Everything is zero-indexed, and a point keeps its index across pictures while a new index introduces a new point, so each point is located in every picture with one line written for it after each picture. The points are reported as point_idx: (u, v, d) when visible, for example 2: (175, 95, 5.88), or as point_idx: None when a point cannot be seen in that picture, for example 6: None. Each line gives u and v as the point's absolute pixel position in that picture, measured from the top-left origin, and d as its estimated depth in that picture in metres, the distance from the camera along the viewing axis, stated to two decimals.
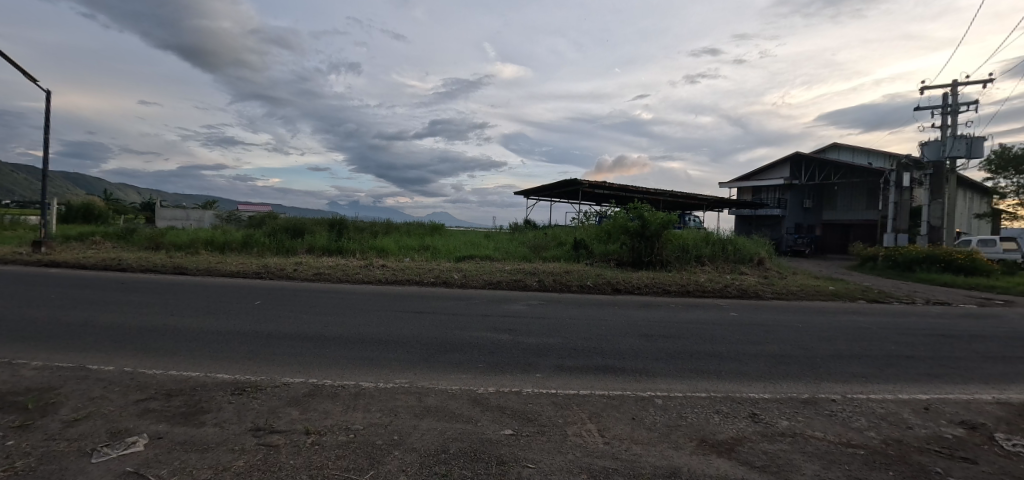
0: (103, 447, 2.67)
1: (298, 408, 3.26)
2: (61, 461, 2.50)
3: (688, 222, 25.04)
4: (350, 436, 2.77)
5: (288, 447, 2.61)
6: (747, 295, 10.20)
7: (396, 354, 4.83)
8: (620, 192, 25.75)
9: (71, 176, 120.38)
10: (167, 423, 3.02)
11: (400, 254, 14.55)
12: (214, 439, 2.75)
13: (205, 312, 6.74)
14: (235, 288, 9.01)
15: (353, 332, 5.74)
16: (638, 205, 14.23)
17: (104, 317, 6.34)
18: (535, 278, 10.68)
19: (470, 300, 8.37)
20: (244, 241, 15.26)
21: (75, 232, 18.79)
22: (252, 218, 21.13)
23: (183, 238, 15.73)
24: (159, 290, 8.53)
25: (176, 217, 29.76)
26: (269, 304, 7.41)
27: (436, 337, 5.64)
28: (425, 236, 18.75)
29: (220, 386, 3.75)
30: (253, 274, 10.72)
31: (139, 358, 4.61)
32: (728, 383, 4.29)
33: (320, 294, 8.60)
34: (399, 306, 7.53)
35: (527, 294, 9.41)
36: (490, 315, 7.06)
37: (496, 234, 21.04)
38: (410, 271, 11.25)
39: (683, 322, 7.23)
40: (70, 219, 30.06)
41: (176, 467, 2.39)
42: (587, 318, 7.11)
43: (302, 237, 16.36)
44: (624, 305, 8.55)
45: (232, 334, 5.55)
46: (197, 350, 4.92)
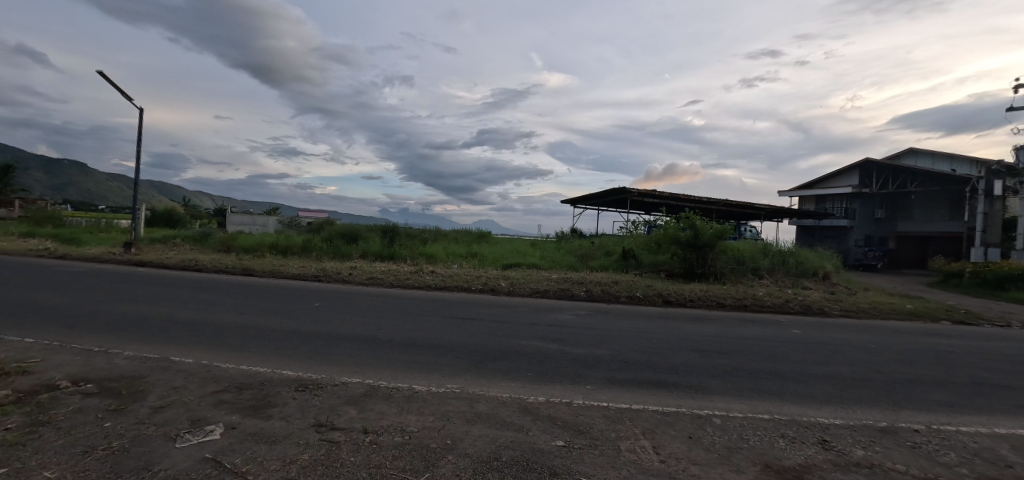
0: (185, 433, 2.91)
1: (356, 407, 3.39)
2: (150, 443, 2.75)
3: (744, 232, 23.84)
4: (405, 437, 2.85)
5: (348, 444, 2.72)
6: (811, 311, 9.53)
7: (447, 359, 4.92)
8: (670, 201, 25.00)
9: (156, 185, 133.42)
10: (240, 414, 3.25)
11: (448, 261, 14.87)
12: (281, 432, 2.92)
13: (270, 312, 7.22)
14: (297, 290, 9.59)
15: (405, 336, 5.92)
16: (690, 214, 13.71)
17: (182, 314, 6.92)
18: (582, 288, 10.57)
19: (518, 308, 8.38)
20: (303, 246, 16.17)
21: (158, 235, 20.72)
22: (311, 223, 22.39)
23: (251, 242, 16.92)
24: (230, 290, 9.21)
25: (243, 223, 31.94)
26: (327, 306, 7.82)
27: (484, 344, 5.69)
28: (472, 243, 19.04)
29: (285, 381, 3.99)
30: (312, 277, 11.38)
31: (213, 352, 5.00)
32: (791, 405, 4.02)
33: (374, 298, 8.95)
34: (448, 312, 7.69)
35: (574, 304, 9.28)
36: (537, 324, 7.02)
37: (542, 242, 21.03)
38: (458, 278, 11.48)
39: (739, 337, 6.87)
40: (152, 223, 33.23)
41: (248, 456, 2.56)
42: (636, 330, 6.94)
43: (356, 243, 17.14)
44: (674, 317, 8.23)
45: (294, 333, 5.91)
46: (262, 347, 5.26)
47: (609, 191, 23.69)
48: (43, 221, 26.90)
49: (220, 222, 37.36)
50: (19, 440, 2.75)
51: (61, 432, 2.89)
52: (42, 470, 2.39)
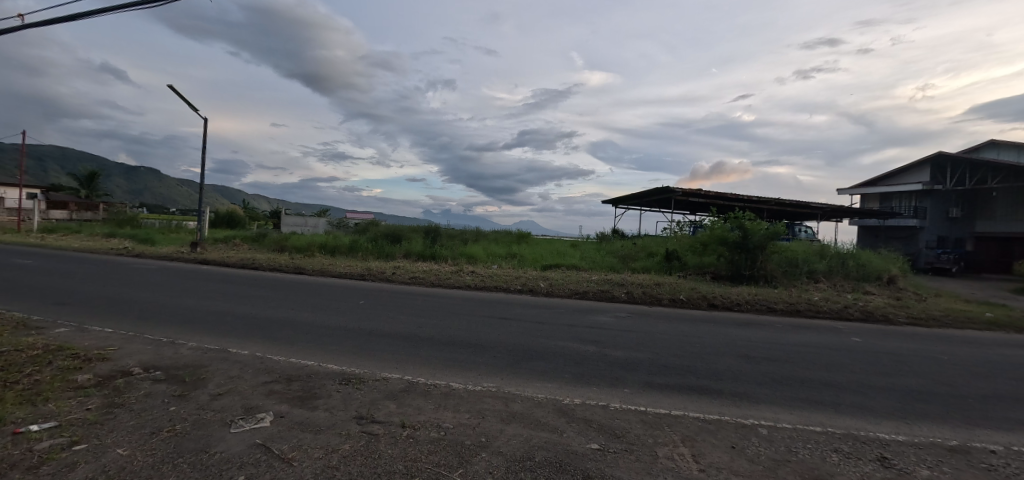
0: (239, 419, 3.12)
1: (395, 402, 3.50)
2: (208, 428, 2.97)
3: (798, 233, 22.48)
4: (440, 433, 2.91)
5: (386, 437, 2.81)
6: (873, 318, 8.84)
7: (484, 358, 4.98)
8: (717, 200, 24.01)
9: (220, 189, 143.69)
10: (289, 404, 3.44)
11: (488, 261, 15.03)
12: (325, 423, 3.06)
13: (318, 309, 7.59)
14: (343, 288, 10.03)
15: (444, 334, 6.04)
16: (738, 214, 13.11)
17: (240, 309, 7.42)
18: (622, 289, 10.37)
19: (556, 309, 8.33)
20: (350, 246, 16.86)
21: (220, 236, 22.29)
22: (358, 224, 23.32)
23: (303, 242, 17.85)
24: (283, 287, 9.77)
25: (297, 224, 33.76)
26: (371, 304, 8.12)
27: (522, 344, 5.70)
28: (512, 244, 19.12)
29: (330, 375, 4.18)
30: (358, 276, 11.85)
31: (266, 345, 5.32)
32: (847, 418, 3.75)
33: (416, 296, 9.20)
34: (486, 312, 7.77)
35: (614, 306, 9.11)
36: (576, 325, 6.95)
37: (582, 243, 20.78)
38: (498, 278, 11.57)
39: (791, 344, 6.49)
40: (216, 224, 35.79)
41: (294, 444, 2.71)
42: (679, 334, 6.71)
43: (399, 243, 17.67)
44: (720, 322, 7.89)
45: (340, 329, 6.18)
46: (310, 342, 5.54)
47: (652, 191, 23.09)
48: (124, 223, 29.72)
49: (276, 224, 39.69)
50: (98, 420, 3.05)
51: (133, 413, 3.19)
52: (116, 448, 2.64)
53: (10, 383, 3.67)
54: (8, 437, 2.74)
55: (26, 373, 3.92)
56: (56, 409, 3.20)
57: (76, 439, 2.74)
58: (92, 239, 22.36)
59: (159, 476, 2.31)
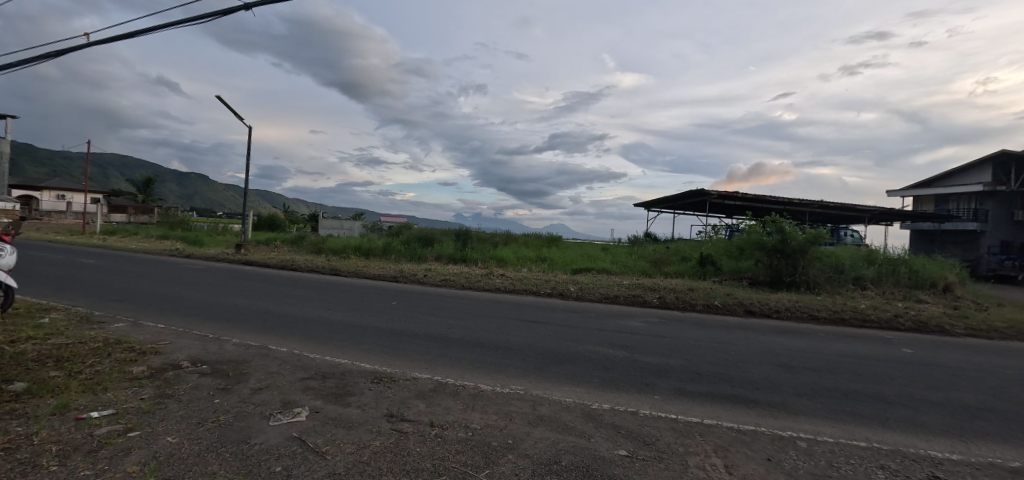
0: (278, 413, 3.26)
1: (425, 401, 3.57)
2: (249, 420, 3.12)
3: (844, 238, 21.37)
4: (468, 433, 2.94)
5: (415, 435, 2.87)
6: (927, 328, 8.27)
7: (512, 361, 4.99)
8: (755, 203, 23.14)
9: (263, 193, 150.66)
10: (323, 400, 3.57)
11: (517, 264, 15.07)
12: (357, 419, 3.16)
13: (353, 309, 7.84)
14: (376, 289, 10.30)
15: (473, 336, 6.10)
16: (777, 217, 12.61)
17: (280, 308, 7.76)
18: (654, 294, 10.15)
19: (585, 313, 8.25)
20: (384, 248, 17.29)
21: (262, 238, 23.34)
22: (392, 227, 23.89)
23: (339, 244, 18.46)
24: (321, 288, 10.14)
25: (333, 228, 34.95)
26: (403, 305, 8.31)
27: (550, 347, 5.68)
28: (542, 247, 19.09)
29: (363, 373, 4.31)
30: (391, 277, 12.14)
31: (304, 343, 5.54)
32: (895, 434, 3.53)
33: (446, 298, 9.34)
34: (515, 314, 7.79)
35: (645, 311, 8.93)
36: (605, 330, 6.85)
37: (614, 247, 20.49)
38: (527, 281, 11.58)
39: (835, 354, 6.16)
40: (259, 227, 37.53)
41: (328, 438, 2.82)
42: (713, 340, 6.50)
43: (431, 246, 17.98)
44: (757, 329, 7.59)
45: (373, 329, 6.35)
46: (344, 341, 5.72)
47: (686, 194, 22.51)
48: (177, 225, 31.64)
49: (315, 227, 41.20)
50: (151, 409, 3.27)
51: (181, 404, 3.39)
52: (166, 436, 2.82)
53: (75, 373, 3.98)
54: (72, 422, 2.98)
55: (88, 363, 4.24)
56: (114, 397, 3.45)
57: (130, 426, 2.95)
58: (147, 240, 23.90)
59: (204, 463, 2.45)
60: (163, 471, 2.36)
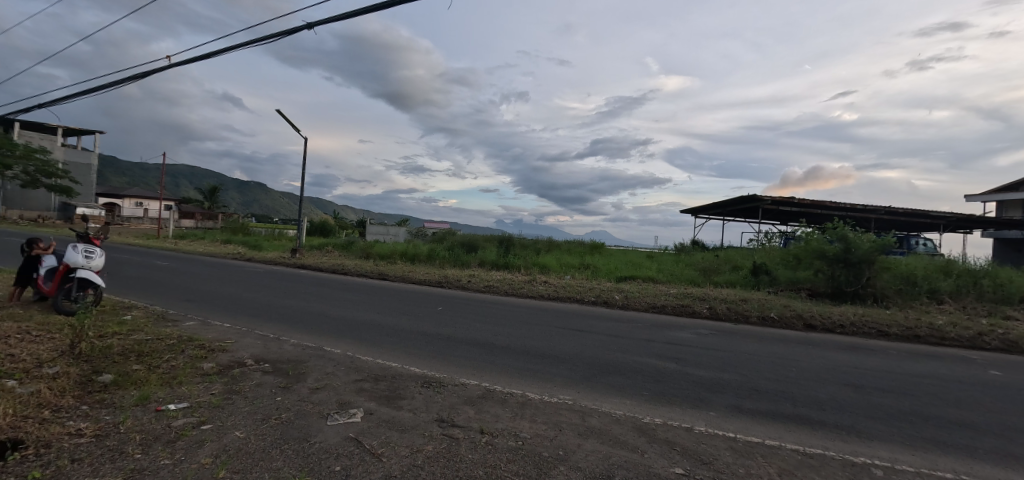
0: (334, 413, 3.39)
1: (474, 407, 3.59)
2: (308, 419, 3.26)
3: (916, 247, 19.66)
4: (518, 442, 2.93)
5: (466, 441, 2.90)
6: (1019, 349, 7.41)
7: (560, 370, 4.93)
8: (813, 209, 21.79)
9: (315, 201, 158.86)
10: (376, 402, 3.67)
11: (561, 271, 14.97)
12: (410, 422, 3.23)
13: (401, 313, 8.07)
14: (422, 294, 10.55)
15: (518, 343, 6.11)
16: (838, 224, 11.81)
17: (333, 310, 8.11)
18: (704, 304, 9.75)
19: (633, 323, 8.03)
20: (429, 254, 17.72)
21: (316, 243, 24.55)
22: (436, 233, 24.44)
23: (386, 250, 19.09)
24: (370, 292, 10.52)
25: (380, 233, 36.18)
26: (448, 311, 8.45)
27: (597, 357, 5.58)
28: (585, 255, 18.85)
29: (413, 377, 4.41)
30: (436, 283, 12.41)
31: (356, 345, 5.75)
32: (988, 467, 3.17)
33: (490, 305, 9.42)
34: (561, 323, 7.71)
35: (694, 322, 8.59)
36: (653, 341, 6.65)
37: (660, 255, 19.91)
38: (571, 289, 11.47)
39: (911, 374, 5.63)
40: (312, 232, 39.53)
41: (383, 440, 2.89)
42: (770, 355, 6.14)
43: (474, 252, 18.23)
44: (819, 344, 7.10)
45: (420, 334, 6.50)
46: (394, 344, 5.89)
47: (736, 199, 21.57)
48: (239, 230, 33.91)
49: (363, 233, 42.86)
50: (221, 403, 3.50)
51: (247, 400, 3.61)
52: (234, 430, 3.00)
53: (154, 367, 4.34)
54: (153, 413, 3.24)
55: (165, 358, 4.61)
56: (188, 391, 3.72)
57: (203, 419, 3.16)
58: (214, 245, 25.77)
59: (269, 459, 2.59)
60: (233, 465, 2.50)
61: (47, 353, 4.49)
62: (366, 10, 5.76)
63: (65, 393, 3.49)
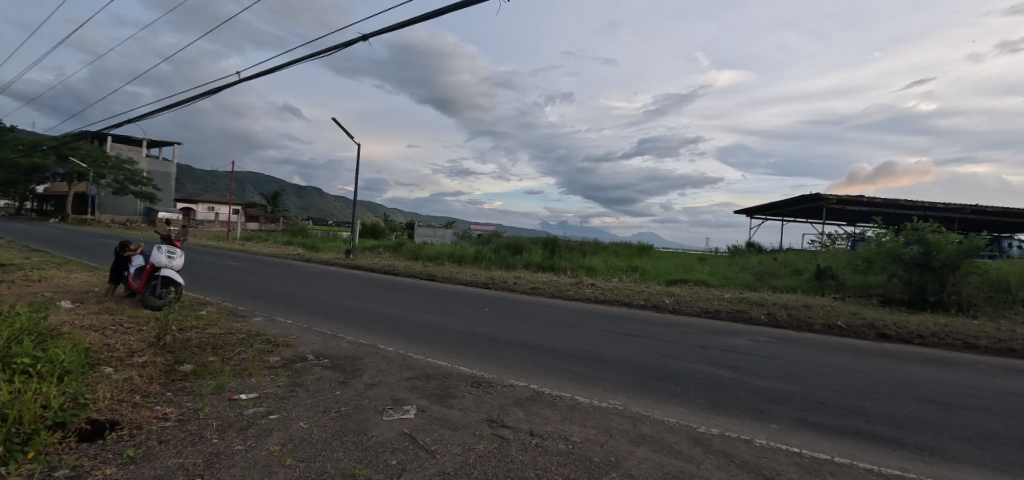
0: (389, 409, 3.52)
1: (523, 409, 3.61)
2: (365, 413, 3.41)
3: (1012, 250, 17.56)
4: (568, 445, 2.92)
5: (516, 442, 2.92)
6: None
7: (610, 375, 4.84)
8: (886, 209, 20.04)
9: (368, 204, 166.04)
10: (428, 400, 3.78)
11: (608, 274, 14.72)
12: (461, 421, 3.30)
13: (450, 313, 8.27)
14: (470, 295, 10.75)
15: (566, 346, 6.07)
16: (916, 225, 10.79)
17: (386, 310, 8.43)
18: (762, 310, 9.23)
19: (684, 328, 7.73)
20: (475, 255, 18.00)
21: (368, 244, 25.60)
22: (482, 236, 24.77)
23: (434, 251, 19.59)
24: (420, 293, 10.84)
25: (428, 235, 37.20)
26: (496, 312, 8.55)
27: (648, 362, 5.43)
28: (633, 257, 18.42)
29: (462, 377, 4.49)
30: (483, 284, 12.58)
31: (408, 344, 5.95)
32: None
33: (537, 307, 9.43)
34: (609, 327, 7.56)
35: (751, 328, 8.14)
36: (707, 347, 6.37)
37: (713, 257, 19.08)
38: (619, 292, 11.24)
39: (1007, 392, 5.02)
40: (364, 234, 41.30)
41: (436, 437, 2.97)
42: (837, 366, 5.71)
43: (520, 254, 18.32)
44: (893, 356, 6.52)
45: (469, 334, 6.62)
46: (443, 344, 6.03)
47: (797, 198, 20.26)
48: (299, 233, 36.06)
49: (412, 235, 44.25)
50: (286, 395, 3.74)
51: (309, 393, 3.83)
52: (299, 421, 3.19)
53: (227, 359, 4.70)
54: (227, 402, 3.51)
55: (237, 352, 4.98)
56: (257, 383, 4.00)
57: (270, 410, 3.39)
58: (278, 246, 27.55)
59: (332, 449, 2.74)
60: (299, 453, 2.66)
61: (137, 343, 4.99)
62: (416, 20, 5.95)
63: (153, 380, 3.85)
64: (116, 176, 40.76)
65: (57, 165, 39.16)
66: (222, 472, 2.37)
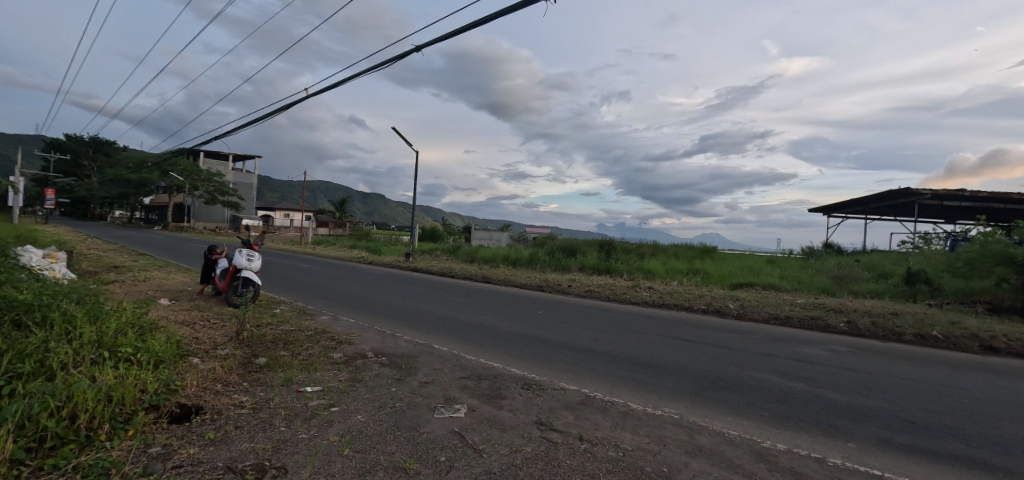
0: (441, 407, 3.62)
1: (574, 413, 3.56)
2: (418, 410, 3.52)
3: None
4: (619, 453, 2.83)
5: (565, 446, 2.88)
6: None
7: (666, 382, 4.64)
8: (997, 204, 17.54)
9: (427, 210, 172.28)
10: (479, 400, 3.83)
11: (666, 277, 14.15)
12: (510, 422, 3.31)
13: (503, 315, 8.36)
14: (524, 298, 10.80)
15: (620, 351, 5.91)
16: None
17: (442, 311, 8.69)
18: (841, 317, 8.42)
19: (750, 335, 7.23)
20: (530, 258, 18.05)
21: (427, 248, 26.55)
22: (537, 238, 24.80)
23: (490, 254, 19.90)
24: (475, 295, 11.07)
25: (484, 238, 37.93)
26: (549, 315, 8.53)
27: (708, 370, 5.14)
28: (694, 259, 17.58)
29: (513, 378, 4.51)
30: (537, 286, 12.59)
31: (461, 344, 6.09)
32: None
33: (591, 310, 9.28)
34: (667, 332, 7.25)
35: (827, 337, 7.45)
36: (775, 356, 5.91)
37: (784, 260, 17.74)
38: (678, 296, 10.76)
39: None
40: (423, 238, 42.88)
41: (485, 437, 3.01)
42: (932, 382, 5.06)
43: (575, 256, 18.13)
44: (1004, 372, 5.67)
45: (521, 336, 6.65)
46: (495, 345, 6.10)
47: (884, 194, 18.32)
48: (364, 237, 38.19)
49: (468, 238, 45.29)
50: (346, 389, 3.97)
51: (367, 388, 4.03)
52: (357, 414, 3.36)
53: (296, 353, 5.07)
54: (295, 393, 3.78)
55: (305, 347, 5.36)
56: (321, 377, 4.28)
57: (332, 402, 3.61)
58: (345, 250, 29.35)
59: (385, 443, 2.86)
60: (355, 445, 2.80)
61: (220, 337, 5.51)
62: (468, 28, 6.11)
63: (233, 371, 4.24)
64: (208, 188, 45.44)
65: (160, 179, 44.39)
66: (286, 458, 2.56)
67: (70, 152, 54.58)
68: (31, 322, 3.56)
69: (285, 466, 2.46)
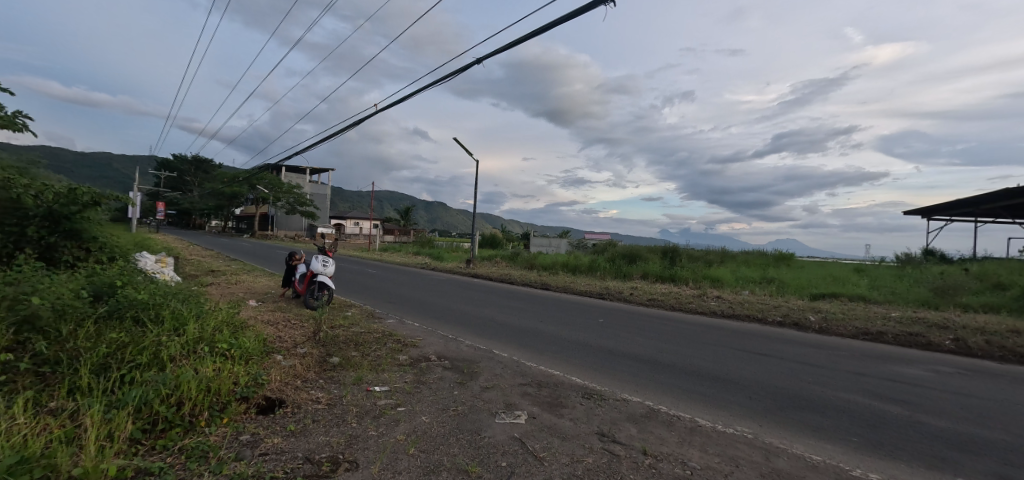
0: (502, 412, 3.66)
1: (637, 426, 3.43)
2: (479, 414, 3.58)
3: None
4: (685, 470, 2.69)
5: (627, 460, 2.79)
6: None
7: (739, 398, 4.35)
8: None
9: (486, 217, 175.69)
10: (539, 407, 3.82)
11: (737, 286, 13.30)
12: (570, 431, 3.27)
13: (563, 323, 8.30)
14: (584, 305, 10.64)
15: (686, 363, 5.64)
16: None
17: (501, 317, 8.79)
18: (948, 334, 7.41)
19: (836, 351, 6.57)
20: (589, 265, 17.77)
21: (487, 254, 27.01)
22: (597, 245, 24.37)
23: (549, 261, 19.84)
24: (534, 301, 11.09)
25: (543, 245, 37.93)
26: (610, 323, 8.32)
27: (785, 388, 4.75)
28: (769, 267, 16.33)
29: (574, 387, 4.44)
30: (597, 294, 12.35)
31: (521, 351, 6.11)
32: None
33: (655, 319, 8.93)
34: (738, 345, 6.79)
35: (930, 356, 6.58)
36: (866, 375, 5.33)
37: (876, 268, 15.97)
38: (751, 306, 10.05)
39: None
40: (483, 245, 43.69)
41: (545, 444, 2.99)
42: None
43: (636, 263, 17.58)
44: None
45: (581, 345, 6.55)
46: (555, 353, 6.06)
47: (1001, 194, 15.95)
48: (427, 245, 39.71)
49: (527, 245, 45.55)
50: (412, 390, 4.13)
51: (431, 391, 4.16)
52: (422, 415, 3.49)
53: (365, 354, 5.37)
54: (365, 392, 4.01)
55: (374, 349, 5.66)
56: (389, 377, 4.49)
57: (399, 402, 3.78)
58: (410, 256, 30.62)
59: (447, 444, 2.94)
60: (419, 444, 2.91)
61: (300, 337, 5.98)
62: (525, 38, 6.22)
63: (310, 368, 4.58)
64: (288, 199, 49.56)
65: (249, 192, 49.19)
66: (358, 453, 2.71)
67: (177, 170, 62.16)
68: (148, 319, 4.10)
69: (357, 460, 2.61)
